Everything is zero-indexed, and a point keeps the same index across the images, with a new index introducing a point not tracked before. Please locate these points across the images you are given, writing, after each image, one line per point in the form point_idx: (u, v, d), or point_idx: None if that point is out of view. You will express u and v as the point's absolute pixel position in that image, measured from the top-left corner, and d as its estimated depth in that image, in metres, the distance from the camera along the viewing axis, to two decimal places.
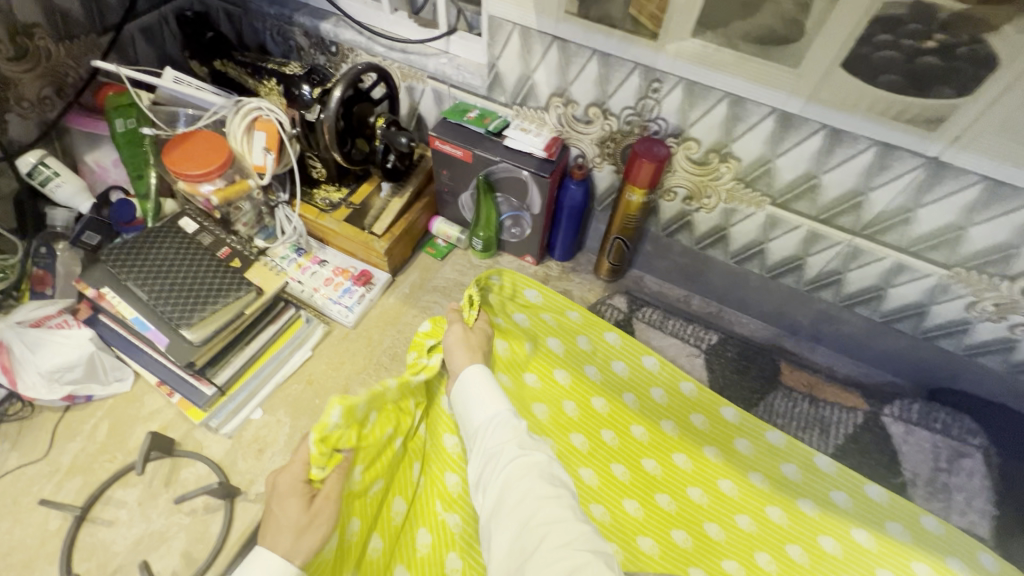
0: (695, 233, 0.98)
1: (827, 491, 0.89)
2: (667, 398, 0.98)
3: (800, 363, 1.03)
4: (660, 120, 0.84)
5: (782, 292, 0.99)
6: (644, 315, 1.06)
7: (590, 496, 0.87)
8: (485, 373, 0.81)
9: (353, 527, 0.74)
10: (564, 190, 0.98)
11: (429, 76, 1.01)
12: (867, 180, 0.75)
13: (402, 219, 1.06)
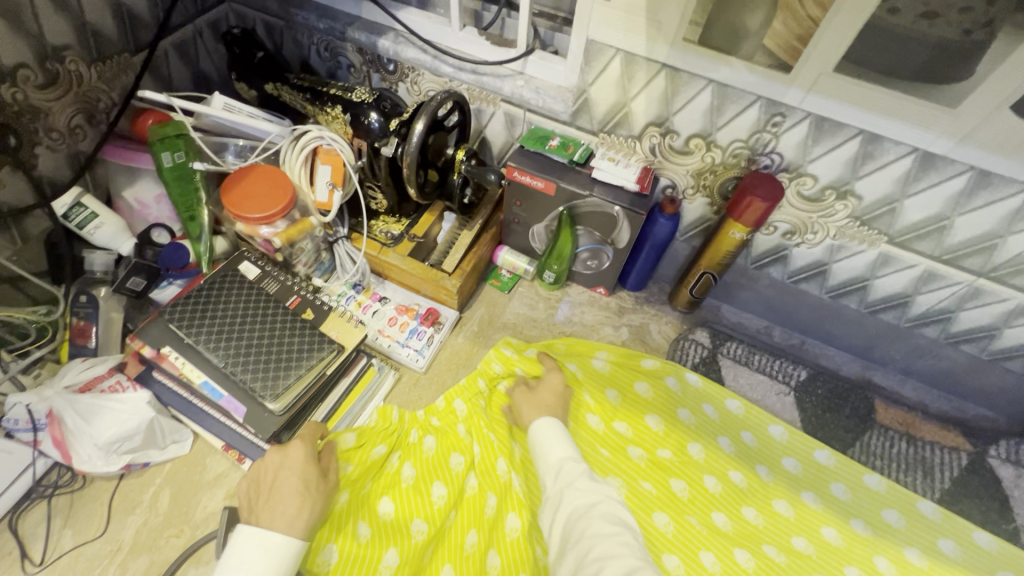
0: (789, 267, 0.93)
1: (934, 538, 0.84)
2: (758, 442, 0.92)
3: (893, 399, 0.99)
4: (774, 154, 0.77)
5: (878, 327, 0.94)
6: (728, 350, 1.01)
7: (698, 544, 0.79)
8: (556, 424, 0.78)
9: (417, 527, 0.74)
10: (652, 224, 0.91)
11: (503, 100, 0.92)
12: (1009, 224, 0.70)
13: (472, 253, 0.98)
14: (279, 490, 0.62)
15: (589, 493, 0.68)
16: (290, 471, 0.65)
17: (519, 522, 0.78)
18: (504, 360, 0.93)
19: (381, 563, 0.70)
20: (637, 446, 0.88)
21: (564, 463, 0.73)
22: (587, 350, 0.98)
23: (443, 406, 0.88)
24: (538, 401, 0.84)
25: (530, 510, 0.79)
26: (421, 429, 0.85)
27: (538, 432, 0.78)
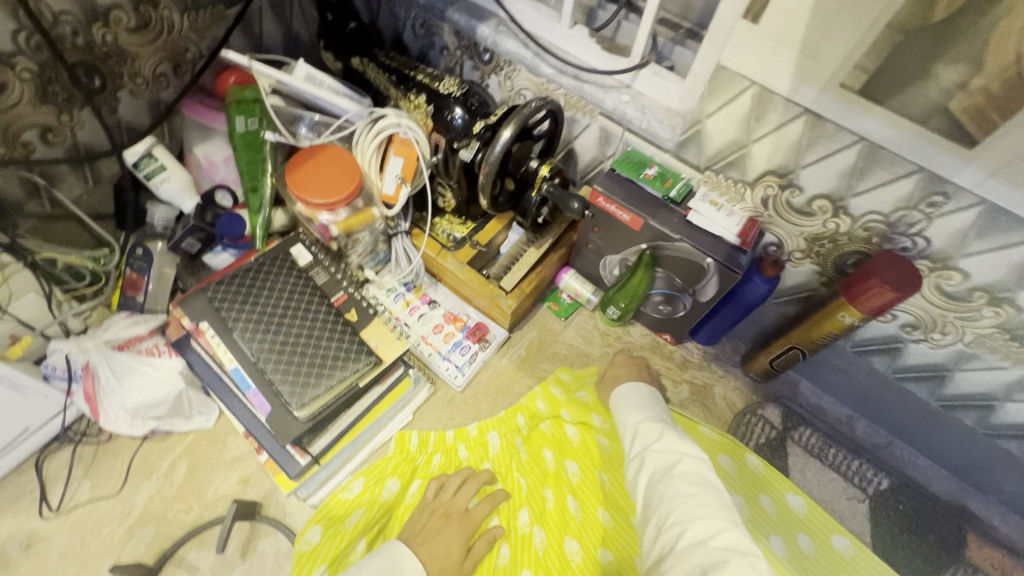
0: (898, 362, 0.79)
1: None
2: (817, 550, 0.77)
3: (990, 535, 0.84)
4: (918, 237, 0.64)
5: (994, 451, 0.79)
6: (799, 437, 0.89)
7: None
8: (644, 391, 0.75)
9: None
10: (745, 282, 0.79)
11: (601, 113, 0.82)
12: None
13: (534, 274, 0.90)
14: (429, 545, 0.68)
15: (670, 453, 0.61)
16: (445, 538, 0.69)
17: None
18: (550, 400, 0.88)
19: None
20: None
21: (640, 425, 0.68)
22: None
23: (475, 434, 0.85)
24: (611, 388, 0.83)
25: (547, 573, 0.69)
26: (443, 459, 0.82)
27: (619, 395, 0.76)
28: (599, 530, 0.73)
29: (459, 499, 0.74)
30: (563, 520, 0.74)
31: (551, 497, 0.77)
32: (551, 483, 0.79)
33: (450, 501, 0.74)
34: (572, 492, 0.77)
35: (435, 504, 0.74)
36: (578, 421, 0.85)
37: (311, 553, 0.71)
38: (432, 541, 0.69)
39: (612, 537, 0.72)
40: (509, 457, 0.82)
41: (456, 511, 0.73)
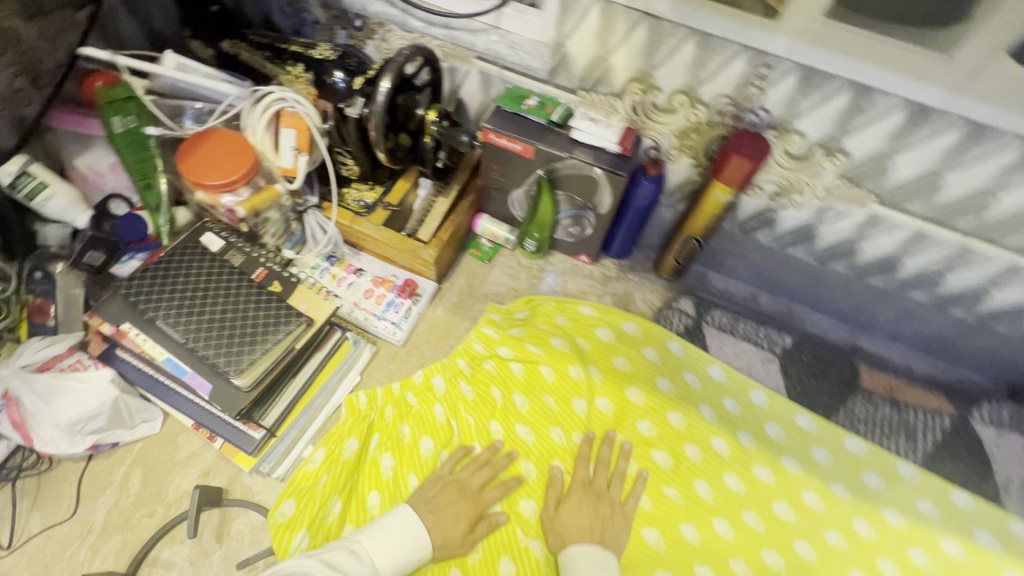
0: (776, 231, 0.90)
1: (936, 538, 0.82)
2: (741, 408, 0.91)
3: (879, 364, 0.98)
4: (760, 110, 0.73)
5: (867, 291, 0.92)
6: (712, 318, 0.99)
7: (677, 517, 0.80)
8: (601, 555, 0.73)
9: None
10: (635, 187, 0.88)
11: (477, 57, 0.87)
12: (1001, 180, 0.67)
13: (448, 222, 0.94)
14: (439, 513, 0.73)
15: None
16: (458, 510, 0.74)
17: (498, 505, 0.80)
18: (484, 340, 0.92)
19: None
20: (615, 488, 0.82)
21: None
22: (578, 328, 0.94)
23: (420, 381, 0.87)
24: (576, 508, 0.78)
25: (510, 494, 0.80)
26: (394, 409, 0.84)
27: (571, 558, 0.72)
28: (550, 449, 0.84)
29: (475, 478, 0.78)
30: (519, 444, 0.84)
31: (500, 428, 0.85)
32: (499, 415, 0.85)
33: (465, 479, 0.77)
34: (521, 419, 0.86)
35: (449, 478, 0.77)
36: (519, 356, 0.90)
37: (290, 521, 0.75)
38: (441, 512, 0.73)
39: (558, 452, 0.84)
40: (453, 399, 0.86)
41: (470, 488, 0.77)
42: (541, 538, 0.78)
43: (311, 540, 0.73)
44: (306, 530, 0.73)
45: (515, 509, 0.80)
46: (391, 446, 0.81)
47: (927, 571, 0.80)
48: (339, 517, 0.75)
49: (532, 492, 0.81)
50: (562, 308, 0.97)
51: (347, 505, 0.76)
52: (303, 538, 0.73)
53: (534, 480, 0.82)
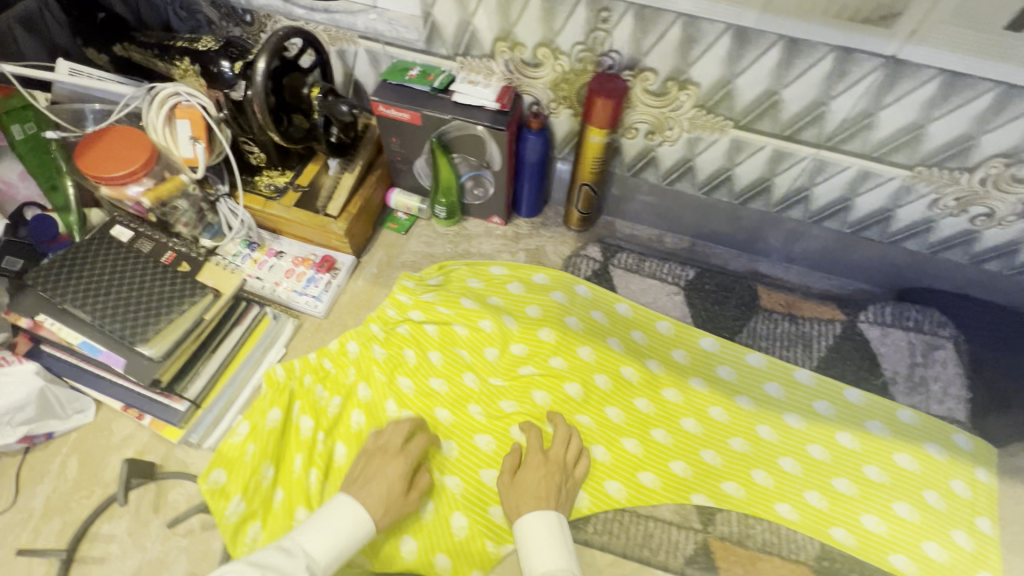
0: (661, 169, 0.96)
1: (833, 433, 0.88)
2: (648, 338, 0.97)
3: (777, 285, 1.04)
4: (613, 52, 0.80)
5: (753, 217, 0.99)
6: (619, 261, 1.05)
7: (588, 440, 0.85)
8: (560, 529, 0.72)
9: (312, 477, 0.82)
10: (523, 142, 0.94)
11: (361, 37, 0.93)
12: (828, 88, 0.73)
13: (356, 196, 1.00)
14: (367, 481, 0.74)
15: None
16: (389, 476, 0.75)
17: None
18: (398, 305, 0.98)
19: (294, 517, 0.79)
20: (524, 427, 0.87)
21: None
22: (491, 287, 1.00)
23: (336, 347, 0.93)
24: (527, 488, 0.76)
25: None
26: (312, 376, 0.90)
27: (526, 527, 0.72)
28: (463, 395, 0.91)
29: (395, 438, 0.81)
30: (430, 396, 0.91)
31: (411, 383, 0.92)
32: (410, 372, 0.92)
33: (385, 441, 0.80)
34: (435, 372, 0.93)
35: (374, 449, 0.79)
36: (429, 316, 0.97)
37: (223, 487, 0.80)
38: (369, 479, 0.75)
39: (474, 397, 0.91)
40: (366, 359, 0.93)
41: (397, 450, 0.79)
42: (458, 475, 0.84)
43: (247, 504, 0.78)
44: (242, 495, 0.79)
45: (435, 453, 0.86)
46: (309, 409, 0.87)
47: (825, 463, 0.86)
48: (271, 480, 0.81)
49: (448, 435, 0.87)
50: (474, 271, 1.02)
51: (277, 468, 0.83)
52: (238, 503, 0.78)
53: (449, 424, 0.88)
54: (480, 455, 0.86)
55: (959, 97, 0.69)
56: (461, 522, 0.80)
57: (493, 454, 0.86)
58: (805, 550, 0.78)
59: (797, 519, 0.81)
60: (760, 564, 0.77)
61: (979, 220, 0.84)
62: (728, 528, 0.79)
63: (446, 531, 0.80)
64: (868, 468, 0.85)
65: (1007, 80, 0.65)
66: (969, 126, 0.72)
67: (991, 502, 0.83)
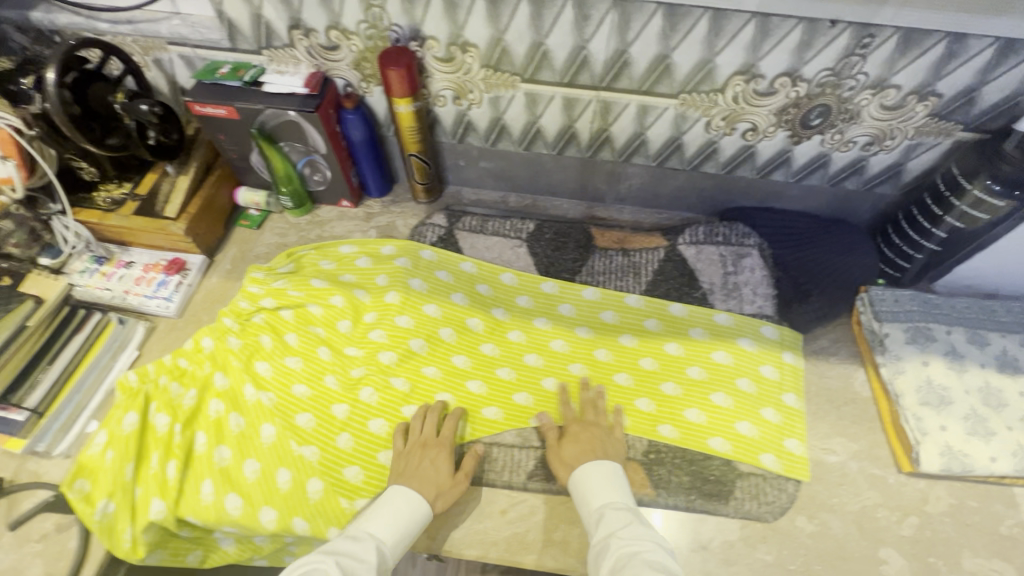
0: (480, 132, 1.04)
1: (660, 344, 0.98)
2: (493, 290, 1.05)
3: (609, 225, 1.13)
4: (395, 26, 0.87)
5: (574, 164, 1.08)
6: (463, 224, 1.11)
7: (433, 389, 0.91)
8: (616, 475, 0.79)
9: (170, 470, 0.83)
10: (344, 123, 1.00)
11: (169, 43, 0.97)
12: (580, 33, 0.82)
13: (196, 197, 1.03)
14: (418, 475, 0.80)
15: (634, 540, 0.70)
16: (433, 460, 0.81)
17: (274, 428, 0.88)
18: (250, 297, 1.00)
19: (148, 511, 0.79)
20: (372, 390, 0.91)
21: (603, 511, 0.76)
22: (342, 265, 1.05)
23: (191, 346, 0.94)
24: (574, 451, 0.84)
25: (283, 416, 0.89)
26: (170, 376, 0.91)
27: (582, 480, 0.79)
28: (319, 368, 0.93)
29: (428, 431, 0.85)
30: (289, 373, 0.93)
31: (268, 366, 0.93)
32: (267, 356, 0.94)
33: (423, 435, 0.84)
34: (291, 351, 0.95)
35: (410, 446, 0.84)
36: (284, 302, 1.00)
37: (90, 494, 0.80)
38: (418, 471, 0.80)
39: (328, 368, 0.93)
40: (221, 350, 0.94)
41: (431, 439, 0.84)
42: (315, 443, 0.86)
43: (116, 504, 0.79)
44: (109, 497, 0.79)
45: (292, 424, 0.88)
46: (165, 405, 0.88)
47: (654, 372, 0.95)
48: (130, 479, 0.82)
49: (306, 407, 0.90)
50: (323, 253, 1.07)
51: (138, 467, 0.83)
52: (105, 505, 0.78)
53: (308, 397, 0.91)
54: (337, 422, 0.88)
55: (683, 25, 0.79)
56: (316, 485, 0.83)
57: (348, 419, 0.88)
58: (634, 448, 0.87)
59: (629, 424, 0.89)
60: (596, 431, 0.86)
61: (749, 135, 0.95)
62: None
63: (303, 497, 0.82)
64: (691, 369, 0.95)
65: (709, 5, 0.75)
66: (701, 51, 0.82)
67: (796, 379, 0.94)
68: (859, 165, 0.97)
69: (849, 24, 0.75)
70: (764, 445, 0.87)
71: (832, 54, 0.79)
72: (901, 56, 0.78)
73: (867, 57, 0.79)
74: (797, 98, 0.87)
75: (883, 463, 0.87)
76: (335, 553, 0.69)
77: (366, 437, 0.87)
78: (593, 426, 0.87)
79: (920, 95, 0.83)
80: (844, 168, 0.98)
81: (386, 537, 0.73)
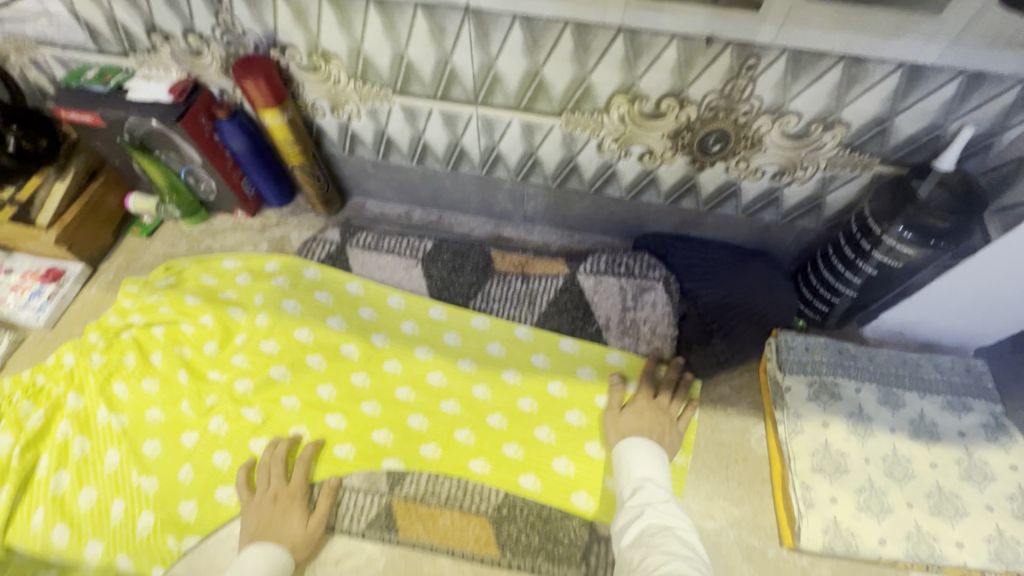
0: (367, 144, 0.97)
1: (543, 384, 0.92)
2: (377, 313, 1.00)
3: (513, 247, 1.05)
4: (251, 32, 0.80)
5: (472, 181, 1.00)
6: (357, 240, 1.04)
7: (290, 421, 0.87)
8: (655, 454, 0.75)
9: (1, 495, 0.80)
10: (221, 132, 0.94)
11: (39, 44, 0.92)
12: (440, 46, 0.74)
13: (75, 205, 0.99)
14: (273, 530, 0.75)
15: (668, 515, 0.65)
16: (286, 512, 0.77)
17: (119, 455, 0.85)
18: (121, 312, 0.97)
19: None
20: (223, 420, 0.87)
21: (644, 483, 0.71)
22: (222, 281, 1.00)
23: (52, 362, 0.92)
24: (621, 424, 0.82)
25: (131, 442, 0.86)
26: (23, 393, 0.88)
27: (631, 448, 0.77)
28: (176, 393, 0.90)
29: (275, 480, 0.80)
30: (147, 396, 0.90)
31: (125, 388, 0.90)
32: (127, 377, 0.91)
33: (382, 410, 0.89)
34: (152, 374, 0.91)
35: (262, 498, 0.79)
36: (154, 319, 0.95)
37: None
38: (271, 526, 0.76)
39: (184, 393, 0.90)
40: (79, 368, 0.91)
41: (282, 490, 0.80)
42: (156, 475, 0.83)
43: None
44: None
45: (138, 452, 0.85)
46: (10, 424, 0.85)
47: (530, 414, 0.89)
48: None
49: (156, 434, 0.87)
50: (204, 267, 1.02)
51: None
52: None
53: (161, 423, 0.88)
54: (184, 451, 0.85)
55: (546, 39, 0.70)
56: (146, 521, 0.80)
57: (195, 448, 0.85)
58: (487, 501, 0.80)
59: (488, 473, 0.83)
60: (663, 417, 0.83)
61: (647, 160, 0.86)
62: (413, 488, 0.81)
63: (132, 533, 0.79)
64: (570, 413, 0.89)
65: (569, 17, 0.66)
66: (574, 68, 0.73)
67: (683, 432, 0.86)
68: (773, 196, 0.87)
69: (727, 42, 0.65)
70: None
71: (716, 76, 0.70)
72: (793, 80, 0.68)
73: (756, 79, 0.69)
74: (690, 122, 0.77)
75: (764, 534, 0.78)
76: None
77: (207, 471, 0.83)
78: (660, 412, 0.84)
79: (825, 123, 0.73)
80: (757, 199, 0.88)
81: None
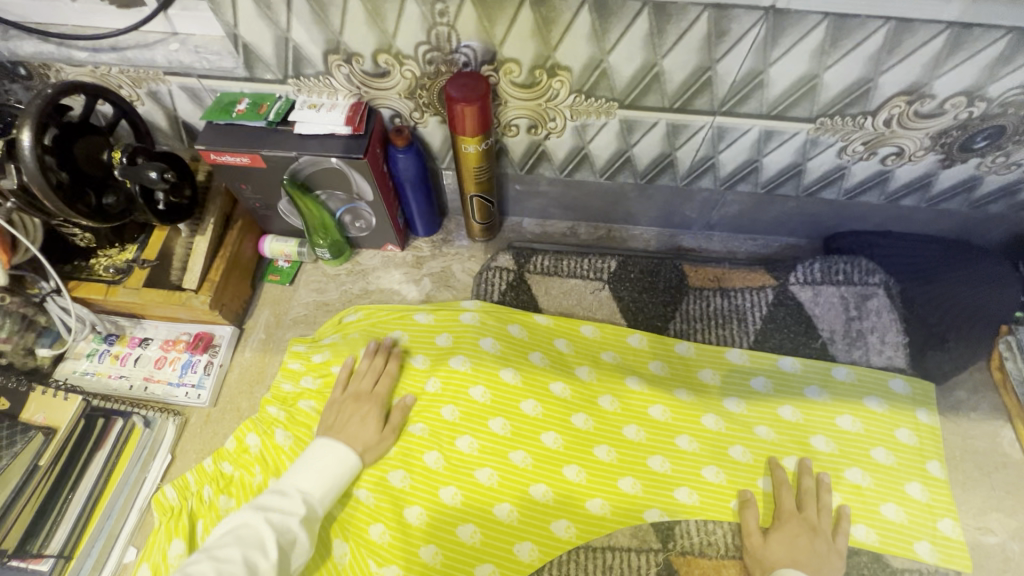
0: (555, 162, 0.86)
1: (774, 409, 0.83)
2: (572, 345, 0.88)
3: (702, 259, 0.97)
4: (465, 48, 0.68)
5: (663, 193, 0.91)
6: (535, 264, 0.95)
7: (526, 480, 0.78)
8: None
9: None
10: (392, 161, 0.81)
11: (168, 73, 0.76)
12: (709, 52, 0.64)
13: (218, 261, 0.85)
14: (348, 429, 0.77)
15: None
16: (363, 418, 0.78)
17: (347, 545, 0.75)
18: (291, 378, 0.85)
19: None
20: (451, 488, 0.77)
21: None
22: (401, 328, 0.88)
23: (233, 447, 0.79)
24: (792, 550, 0.71)
25: (353, 527, 0.76)
26: (214, 487, 0.76)
27: None
28: (378, 465, 0.79)
29: (364, 384, 0.81)
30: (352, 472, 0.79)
31: None
32: None
33: (356, 386, 0.81)
34: None
35: (344, 395, 0.80)
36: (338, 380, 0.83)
37: None
38: (347, 425, 0.77)
39: (393, 462, 0.79)
40: (269, 451, 0.78)
41: (366, 394, 0.80)
42: (396, 562, 0.74)
43: None
44: None
45: (362, 535, 0.76)
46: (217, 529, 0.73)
47: (771, 443, 0.81)
48: None
49: (376, 515, 0.76)
50: (373, 317, 0.90)
51: None
52: None
53: (376, 502, 0.77)
54: (415, 531, 0.75)
55: (849, 41, 0.61)
56: None
57: (426, 526, 0.76)
58: None
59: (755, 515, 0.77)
60: (816, 541, 0.72)
61: (889, 160, 0.79)
62: (687, 541, 0.76)
63: None
64: (815, 438, 0.81)
65: (896, 15, 0.57)
66: (864, 69, 0.64)
67: (936, 443, 0.81)
68: (1014, 188, 0.82)
69: None
70: (917, 531, 0.75)
71: None
72: None
73: None
74: (967, 119, 0.70)
75: None
76: (263, 508, 0.66)
77: (454, 548, 0.74)
78: (813, 531, 0.73)
79: None
80: (994, 192, 0.83)
81: (314, 494, 0.70)
